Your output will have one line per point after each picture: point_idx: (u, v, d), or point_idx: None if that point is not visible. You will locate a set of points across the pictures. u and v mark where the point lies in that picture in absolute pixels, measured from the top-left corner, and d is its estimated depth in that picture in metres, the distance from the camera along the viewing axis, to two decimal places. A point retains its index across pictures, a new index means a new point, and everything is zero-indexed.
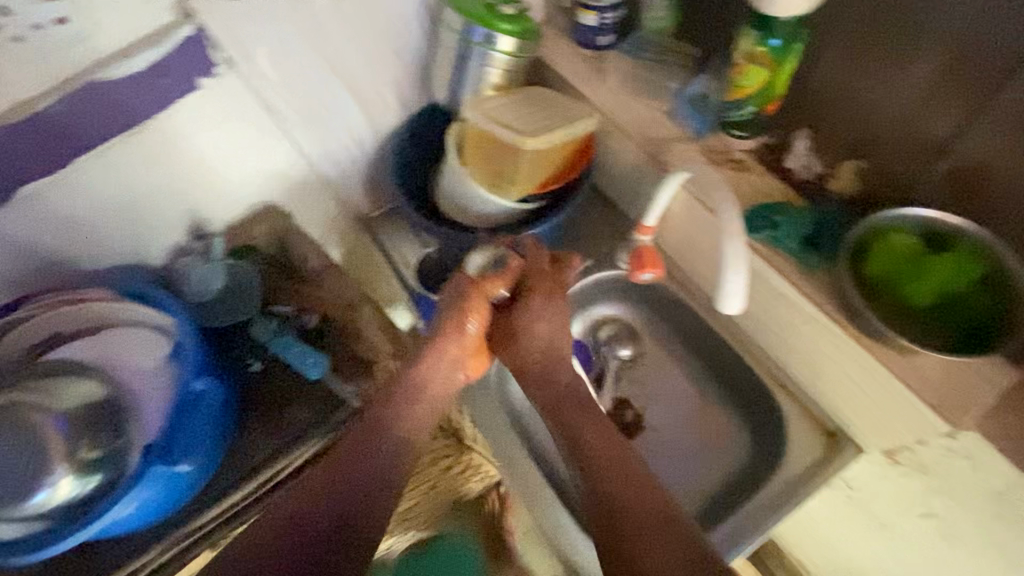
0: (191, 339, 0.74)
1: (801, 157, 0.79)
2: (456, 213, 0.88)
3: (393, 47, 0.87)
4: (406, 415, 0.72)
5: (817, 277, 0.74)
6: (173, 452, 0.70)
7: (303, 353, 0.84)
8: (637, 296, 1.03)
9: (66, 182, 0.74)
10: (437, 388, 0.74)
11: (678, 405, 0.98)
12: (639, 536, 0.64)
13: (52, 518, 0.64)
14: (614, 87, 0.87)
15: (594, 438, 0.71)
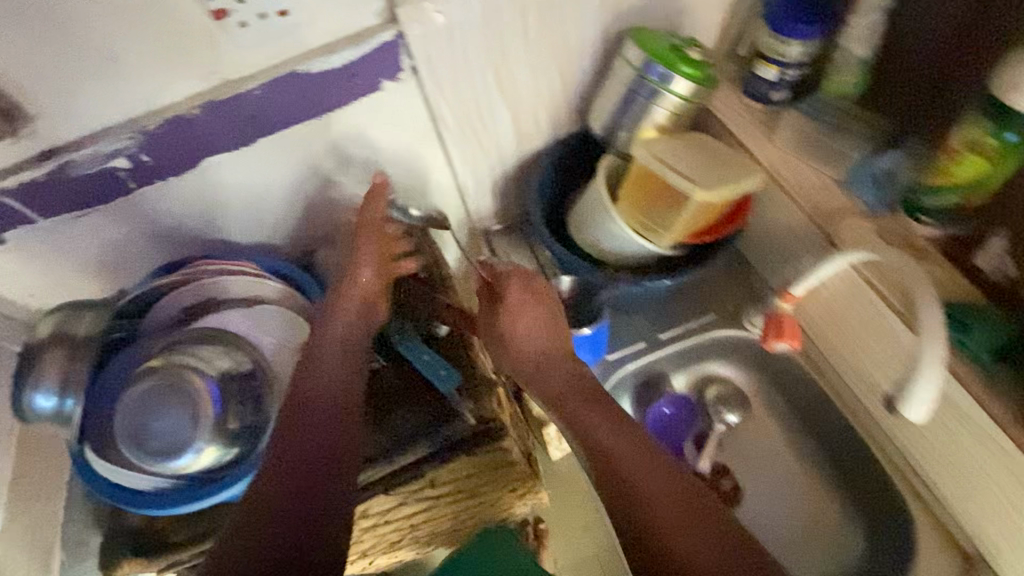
0: None
1: (995, 258, 0.70)
2: (592, 248, 0.87)
3: (561, 73, 0.87)
4: (336, 367, 0.74)
5: (1002, 392, 0.66)
6: None
7: (433, 363, 0.86)
8: (754, 361, 0.94)
9: (240, 159, 0.78)
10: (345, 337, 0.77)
11: (786, 482, 0.91)
12: (659, 523, 0.60)
13: (191, 475, 0.72)
14: (783, 146, 0.83)
15: (586, 417, 0.72)
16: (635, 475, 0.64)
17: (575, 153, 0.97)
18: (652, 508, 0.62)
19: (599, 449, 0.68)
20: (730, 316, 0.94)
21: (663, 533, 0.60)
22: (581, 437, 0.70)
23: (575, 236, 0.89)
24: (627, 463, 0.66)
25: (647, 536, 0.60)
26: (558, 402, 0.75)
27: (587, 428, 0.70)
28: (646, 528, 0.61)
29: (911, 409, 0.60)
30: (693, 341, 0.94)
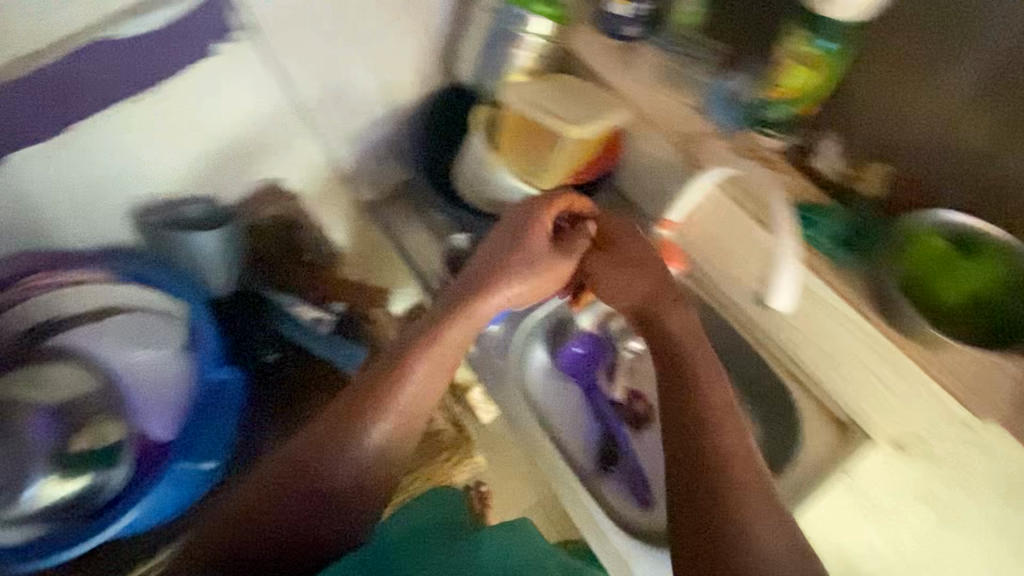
0: (203, 325, 0.78)
1: (830, 159, 0.77)
2: (474, 199, 0.87)
3: (419, 26, 0.84)
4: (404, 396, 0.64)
5: (855, 278, 0.70)
6: (194, 451, 0.73)
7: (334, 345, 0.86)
8: None
9: (86, 134, 0.72)
10: (455, 345, 0.68)
11: None
12: (727, 511, 0.57)
13: (54, 516, 0.68)
14: (643, 78, 0.86)
15: (687, 397, 0.66)
16: (719, 455, 0.61)
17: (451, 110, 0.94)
18: (732, 489, 0.58)
19: (689, 423, 0.64)
20: None
21: (734, 510, 0.57)
22: (674, 405, 0.67)
23: (462, 192, 0.88)
24: (715, 436, 0.62)
25: (719, 515, 0.57)
26: (677, 374, 0.68)
27: (704, 406, 0.65)
28: (719, 505, 0.58)
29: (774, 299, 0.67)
30: None
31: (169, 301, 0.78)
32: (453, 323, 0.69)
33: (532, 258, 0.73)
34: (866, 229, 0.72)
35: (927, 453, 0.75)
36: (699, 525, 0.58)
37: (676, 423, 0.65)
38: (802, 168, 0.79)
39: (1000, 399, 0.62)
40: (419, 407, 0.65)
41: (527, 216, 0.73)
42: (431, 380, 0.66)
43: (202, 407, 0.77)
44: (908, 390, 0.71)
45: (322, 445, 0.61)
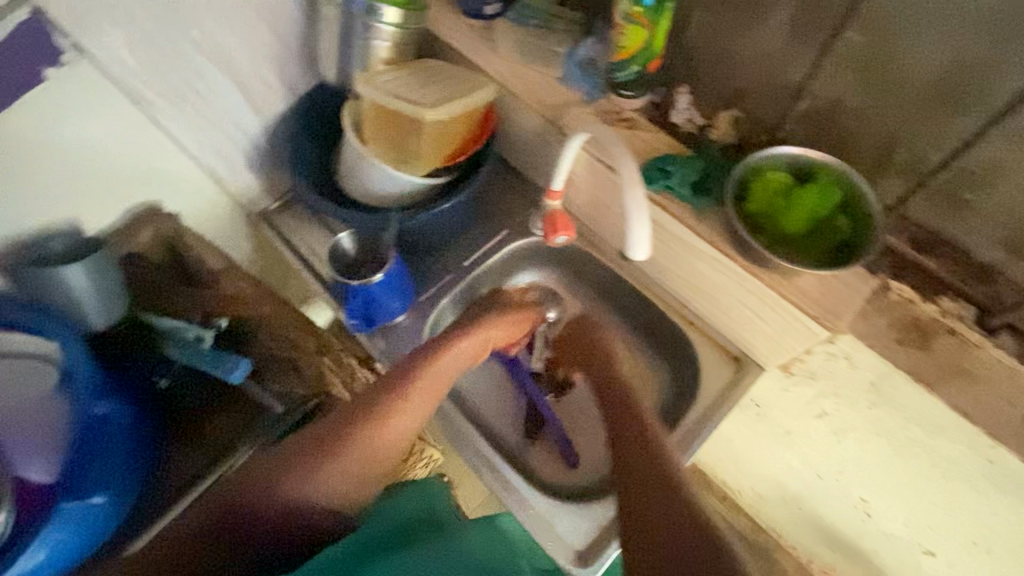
0: (80, 364, 0.74)
1: (683, 112, 0.82)
2: (360, 193, 0.87)
3: (272, 29, 0.82)
4: (394, 430, 0.64)
5: (709, 219, 0.75)
6: (81, 487, 0.72)
7: (213, 358, 0.81)
8: (553, 260, 1.03)
9: None
10: (435, 384, 0.70)
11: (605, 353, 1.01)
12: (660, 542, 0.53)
13: None
14: (506, 55, 0.88)
15: (630, 419, 0.69)
16: (657, 458, 0.62)
17: (323, 108, 0.93)
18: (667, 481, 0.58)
19: (630, 437, 0.66)
20: (521, 226, 1.00)
21: (669, 494, 0.57)
22: (619, 428, 0.68)
23: (348, 191, 0.89)
24: (652, 446, 0.63)
25: (659, 501, 0.57)
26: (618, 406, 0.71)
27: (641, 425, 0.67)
28: (658, 494, 0.57)
29: (635, 250, 0.69)
30: (502, 259, 1.01)
31: (33, 340, 0.75)
32: (446, 369, 0.72)
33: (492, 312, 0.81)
34: (718, 172, 0.76)
35: (807, 369, 0.83)
36: (639, 517, 0.57)
37: (620, 437, 0.67)
38: (663, 123, 0.82)
39: (845, 310, 0.69)
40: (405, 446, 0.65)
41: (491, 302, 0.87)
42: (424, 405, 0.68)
43: (82, 443, 0.73)
44: (776, 319, 0.76)
45: (309, 458, 0.59)
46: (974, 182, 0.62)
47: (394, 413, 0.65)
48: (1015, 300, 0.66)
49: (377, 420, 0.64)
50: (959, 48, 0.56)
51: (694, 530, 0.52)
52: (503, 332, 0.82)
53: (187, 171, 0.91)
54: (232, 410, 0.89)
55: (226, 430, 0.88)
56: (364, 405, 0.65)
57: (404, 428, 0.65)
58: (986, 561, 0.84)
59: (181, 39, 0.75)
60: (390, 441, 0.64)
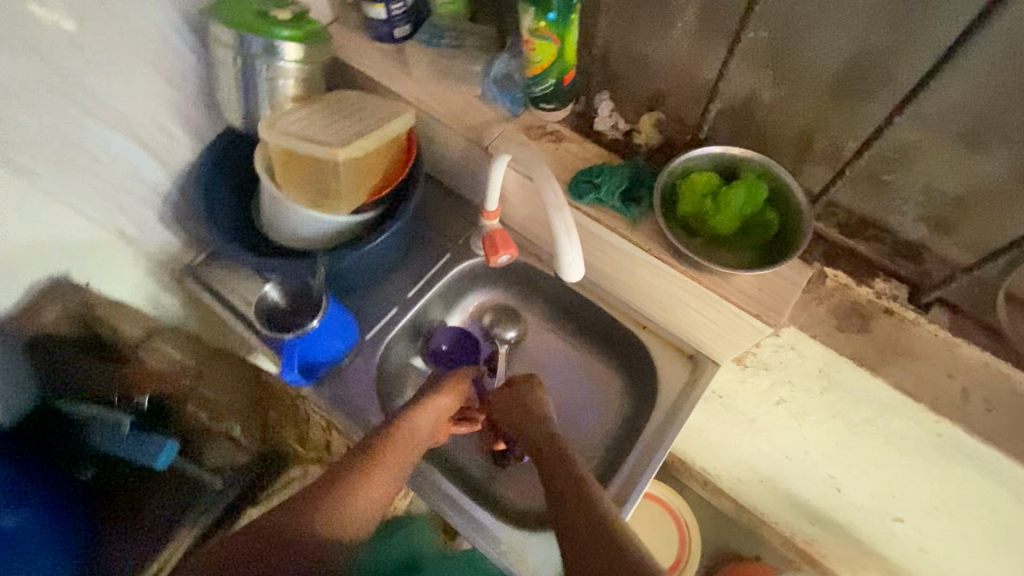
0: None
1: (607, 120, 0.79)
2: (286, 239, 0.83)
3: (164, 76, 0.77)
4: (368, 491, 0.65)
5: (643, 227, 0.74)
6: None
7: (142, 444, 0.77)
8: (500, 278, 1.01)
9: None
10: (408, 447, 0.70)
11: (564, 365, 0.99)
12: None
13: None
14: (421, 78, 0.85)
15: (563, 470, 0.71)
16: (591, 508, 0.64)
17: (233, 151, 0.88)
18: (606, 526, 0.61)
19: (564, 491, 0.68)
20: (461, 247, 0.97)
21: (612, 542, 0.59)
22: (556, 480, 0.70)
23: (275, 236, 0.85)
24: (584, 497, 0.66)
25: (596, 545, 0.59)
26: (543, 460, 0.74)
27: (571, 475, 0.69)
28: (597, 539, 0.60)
29: (569, 273, 0.68)
30: (448, 284, 0.97)
31: None
32: (422, 429, 0.73)
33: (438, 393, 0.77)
34: (648, 178, 0.75)
35: (759, 360, 0.83)
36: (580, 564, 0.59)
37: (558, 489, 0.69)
38: (588, 132, 0.80)
39: (785, 304, 0.68)
40: (376, 503, 0.66)
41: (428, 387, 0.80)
42: (401, 461, 0.69)
43: None
44: (722, 317, 0.75)
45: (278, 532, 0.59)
46: (892, 162, 0.63)
47: (378, 469, 0.67)
48: (942, 275, 0.67)
49: (358, 481, 0.66)
50: (859, 33, 0.56)
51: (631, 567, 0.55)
52: (450, 401, 0.78)
53: (95, 238, 0.83)
54: (170, 487, 0.89)
55: (164, 512, 0.88)
56: (349, 463, 0.67)
57: (382, 487, 0.66)
58: (948, 523, 0.86)
59: (47, 90, 0.67)
60: (376, 493, 0.66)
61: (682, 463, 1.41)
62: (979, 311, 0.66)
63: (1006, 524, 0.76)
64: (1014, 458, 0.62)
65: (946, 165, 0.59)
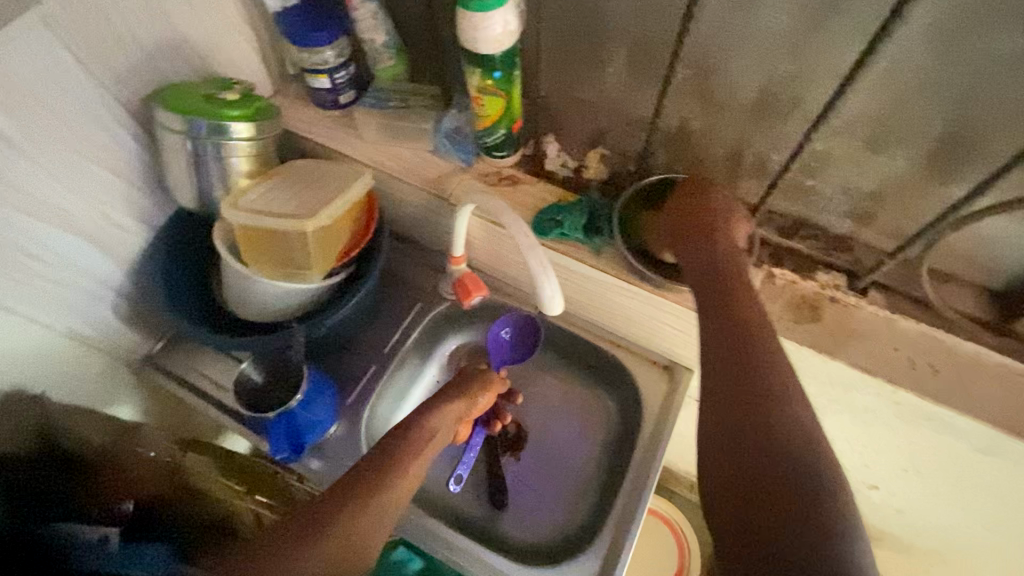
0: None
1: (556, 158, 0.86)
2: (260, 316, 0.82)
3: (108, 166, 0.75)
4: (388, 491, 0.66)
5: (607, 253, 0.79)
6: None
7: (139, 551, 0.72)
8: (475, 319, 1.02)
9: None
10: (432, 442, 0.74)
11: (551, 396, 1.00)
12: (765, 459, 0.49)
13: None
14: (373, 140, 0.88)
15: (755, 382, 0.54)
16: (763, 419, 0.51)
17: (187, 233, 0.86)
18: (792, 439, 0.49)
19: (740, 414, 0.53)
20: (432, 295, 0.98)
21: (789, 450, 0.48)
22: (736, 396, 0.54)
23: (243, 313, 0.83)
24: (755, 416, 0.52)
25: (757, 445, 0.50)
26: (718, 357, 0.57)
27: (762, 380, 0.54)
28: (759, 430, 0.51)
29: (552, 306, 0.71)
30: (424, 333, 0.98)
31: None
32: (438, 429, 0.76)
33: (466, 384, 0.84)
34: (604, 211, 0.80)
35: None
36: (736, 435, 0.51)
37: (721, 379, 0.56)
38: (541, 173, 0.85)
39: None
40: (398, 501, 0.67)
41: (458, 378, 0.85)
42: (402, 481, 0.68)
43: None
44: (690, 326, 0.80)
45: (298, 535, 0.60)
46: (812, 168, 0.71)
47: (395, 477, 0.68)
48: (872, 261, 0.76)
49: (374, 490, 0.66)
50: (769, 65, 0.64)
51: (822, 505, 0.45)
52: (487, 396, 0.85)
53: (46, 342, 0.78)
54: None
55: None
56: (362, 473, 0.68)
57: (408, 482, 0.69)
58: (919, 481, 0.93)
59: None
60: (393, 500, 0.66)
61: (672, 472, 1.45)
62: (908, 288, 0.75)
63: (966, 473, 0.84)
64: (964, 412, 0.69)
65: (858, 167, 0.68)
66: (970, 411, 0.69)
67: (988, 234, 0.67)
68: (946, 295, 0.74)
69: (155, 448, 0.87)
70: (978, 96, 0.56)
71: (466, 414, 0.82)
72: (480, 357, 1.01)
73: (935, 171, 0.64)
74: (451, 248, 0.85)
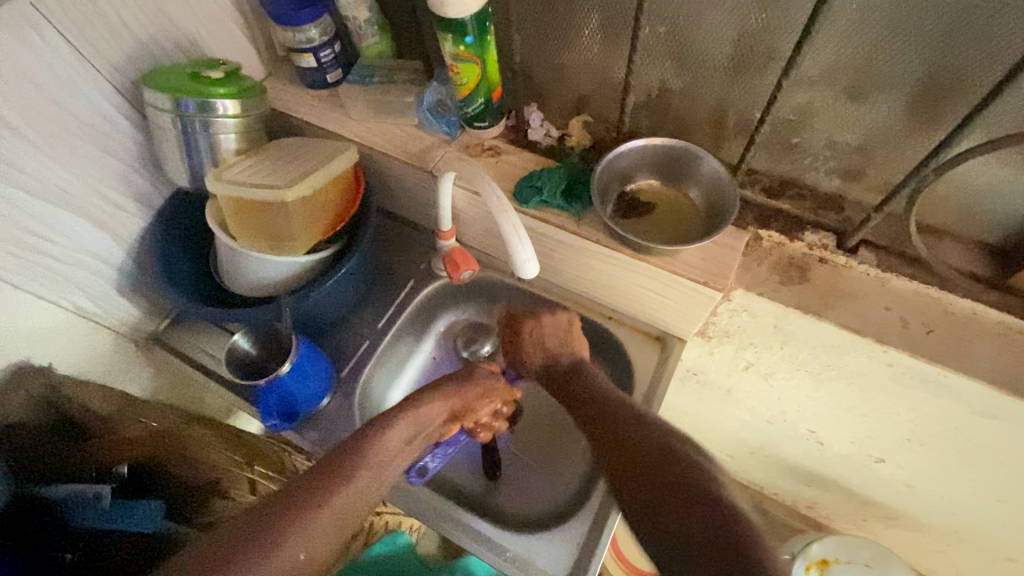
0: None
1: (540, 128, 0.85)
2: (251, 290, 0.84)
3: (105, 148, 0.79)
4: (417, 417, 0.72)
5: (588, 220, 0.78)
6: None
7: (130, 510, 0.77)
8: (466, 296, 1.02)
9: None
10: (448, 403, 0.76)
11: None
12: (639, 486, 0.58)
13: None
14: (359, 116, 0.89)
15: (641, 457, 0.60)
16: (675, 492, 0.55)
17: (184, 213, 0.89)
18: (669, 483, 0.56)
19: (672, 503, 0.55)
20: (423, 272, 0.99)
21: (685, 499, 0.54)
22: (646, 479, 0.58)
23: (236, 288, 0.85)
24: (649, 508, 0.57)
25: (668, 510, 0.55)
26: (621, 457, 0.61)
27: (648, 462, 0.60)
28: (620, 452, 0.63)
29: (525, 270, 0.72)
30: (416, 309, 0.99)
31: None
32: (471, 394, 0.79)
33: (462, 378, 0.79)
34: (583, 176, 0.79)
35: (721, 329, 0.87)
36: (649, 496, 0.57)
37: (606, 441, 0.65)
38: (524, 142, 0.85)
39: (729, 269, 0.72)
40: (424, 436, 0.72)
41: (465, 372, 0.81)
42: (380, 476, 0.66)
43: None
44: (676, 294, 0.78)
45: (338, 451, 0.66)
46: (795, 124, 0.69)
47: (428, 404, 0.73)
48: (861, 219, 0.73)
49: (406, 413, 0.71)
50: (739, 17, 0.63)
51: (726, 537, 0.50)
52: (487, 398, 0.80)
53: (55, 321, 0.82)
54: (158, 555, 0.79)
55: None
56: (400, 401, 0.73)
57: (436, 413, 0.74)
58: (925, 452, 0.90)
59: None
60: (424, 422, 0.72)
61: None
62: (901, 245, 0.73)
63: (971, 439, 0.81)
64: (958, 370, 0.67)
65: (843, 119, 0.66)
66: (963, 369, 0.67)
67: (978, 181, 0.64)
68: (940, 250, 0.71)
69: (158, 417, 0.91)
70: (952, 31, 0.55)
71: (458, 415, 0.77)
72: (472, 333, 1.01)
73: (920, 118, 0.62)
74: (438, 222, 0.85)
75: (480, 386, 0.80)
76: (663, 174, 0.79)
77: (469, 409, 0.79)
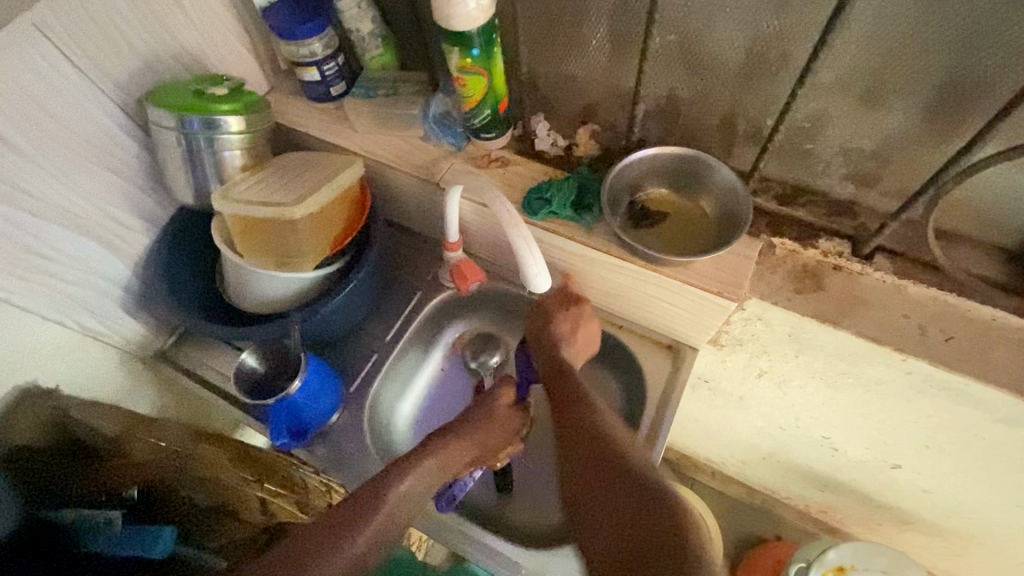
0: None
1: (546, 138, 0.84)
2: (259, 307, 0.84)
3: (109, 167, 0.78)
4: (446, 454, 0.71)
5: (599, 231, 0.77)
6: None
7: (140, 533, 0.76)
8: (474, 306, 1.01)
9: None
10: (474, 440, 0.75)
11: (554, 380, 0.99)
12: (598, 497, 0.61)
13: None
14: (364, 129, 0.88)
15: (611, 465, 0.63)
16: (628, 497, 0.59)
17: (190, 230, 0.88)
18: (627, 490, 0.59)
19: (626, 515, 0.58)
20: (430, 283, 0.98)
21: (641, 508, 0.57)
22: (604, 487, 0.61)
23: (244, 305, 0.85)
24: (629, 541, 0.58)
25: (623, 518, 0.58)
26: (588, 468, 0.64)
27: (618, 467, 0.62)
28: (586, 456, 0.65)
29: (537, 283, 0.71)
30: (425, 321, 0.98)
31: None
32: (501, 427, 0.77)
33: (487, 413, 0.77)
34: (593, 186, 0.79)
35: (733, 337, 0.86)
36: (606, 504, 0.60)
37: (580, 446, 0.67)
38: (531, 153, 0.84)
39: (743, 279, 0.71)
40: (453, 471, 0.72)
41: (486, 404, 0.78)
42: (394, 515, 0.65)
43: None
44: (689, 304, 0.77)
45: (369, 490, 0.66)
46: (807, 131, 0.69)
47: (460, 440, 0.73)
48: (876, 225, 0.72)
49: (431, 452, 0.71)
50: (751, 25, 0.62)
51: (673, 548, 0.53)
52: (506, 437, 0.78)
53: (62, 341, 0.81)
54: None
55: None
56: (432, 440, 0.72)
57: (463, 453, 0.73)
58: (942, 457, 0.89)
59: None
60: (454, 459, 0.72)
61: (689, 458, 1.42)
62: (916, 251, 0.72)
63: (990, 445, 0.80)
64: (979, 378, 0.66)
65: (857, 125, 0.65)
66: (984, 377, 0.66)
67: (995, 186, 0.64)
68: (957, 256, 0.70)
69: (168, 437, 0.90)
70: (971, 38, 0.54)
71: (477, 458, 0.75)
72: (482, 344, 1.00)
73: (937, 124, 0.61)
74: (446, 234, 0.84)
75: (506, 421, 0.78)
76: (674, 182, 0.78)
77: (494, 447, 0.76)
